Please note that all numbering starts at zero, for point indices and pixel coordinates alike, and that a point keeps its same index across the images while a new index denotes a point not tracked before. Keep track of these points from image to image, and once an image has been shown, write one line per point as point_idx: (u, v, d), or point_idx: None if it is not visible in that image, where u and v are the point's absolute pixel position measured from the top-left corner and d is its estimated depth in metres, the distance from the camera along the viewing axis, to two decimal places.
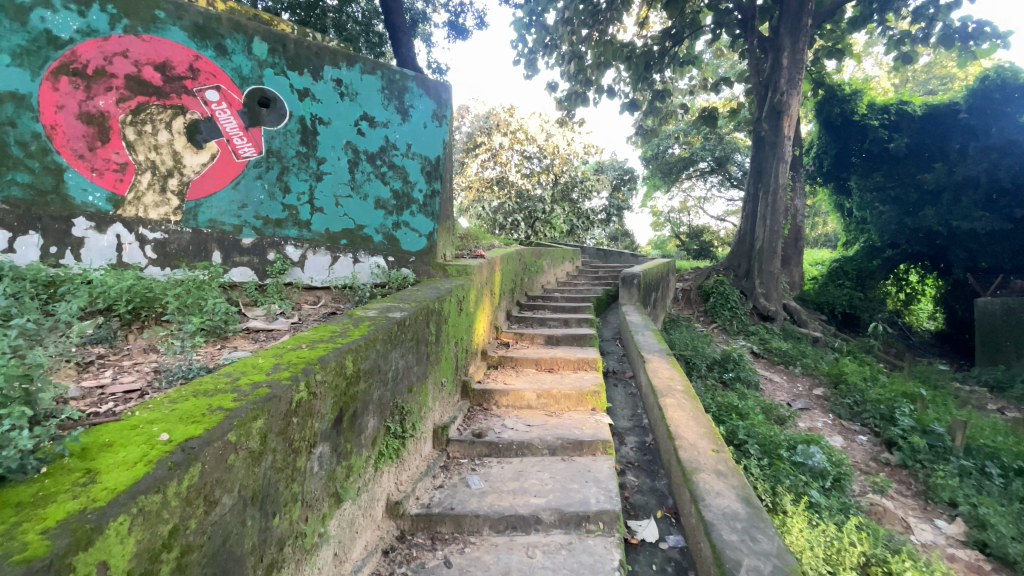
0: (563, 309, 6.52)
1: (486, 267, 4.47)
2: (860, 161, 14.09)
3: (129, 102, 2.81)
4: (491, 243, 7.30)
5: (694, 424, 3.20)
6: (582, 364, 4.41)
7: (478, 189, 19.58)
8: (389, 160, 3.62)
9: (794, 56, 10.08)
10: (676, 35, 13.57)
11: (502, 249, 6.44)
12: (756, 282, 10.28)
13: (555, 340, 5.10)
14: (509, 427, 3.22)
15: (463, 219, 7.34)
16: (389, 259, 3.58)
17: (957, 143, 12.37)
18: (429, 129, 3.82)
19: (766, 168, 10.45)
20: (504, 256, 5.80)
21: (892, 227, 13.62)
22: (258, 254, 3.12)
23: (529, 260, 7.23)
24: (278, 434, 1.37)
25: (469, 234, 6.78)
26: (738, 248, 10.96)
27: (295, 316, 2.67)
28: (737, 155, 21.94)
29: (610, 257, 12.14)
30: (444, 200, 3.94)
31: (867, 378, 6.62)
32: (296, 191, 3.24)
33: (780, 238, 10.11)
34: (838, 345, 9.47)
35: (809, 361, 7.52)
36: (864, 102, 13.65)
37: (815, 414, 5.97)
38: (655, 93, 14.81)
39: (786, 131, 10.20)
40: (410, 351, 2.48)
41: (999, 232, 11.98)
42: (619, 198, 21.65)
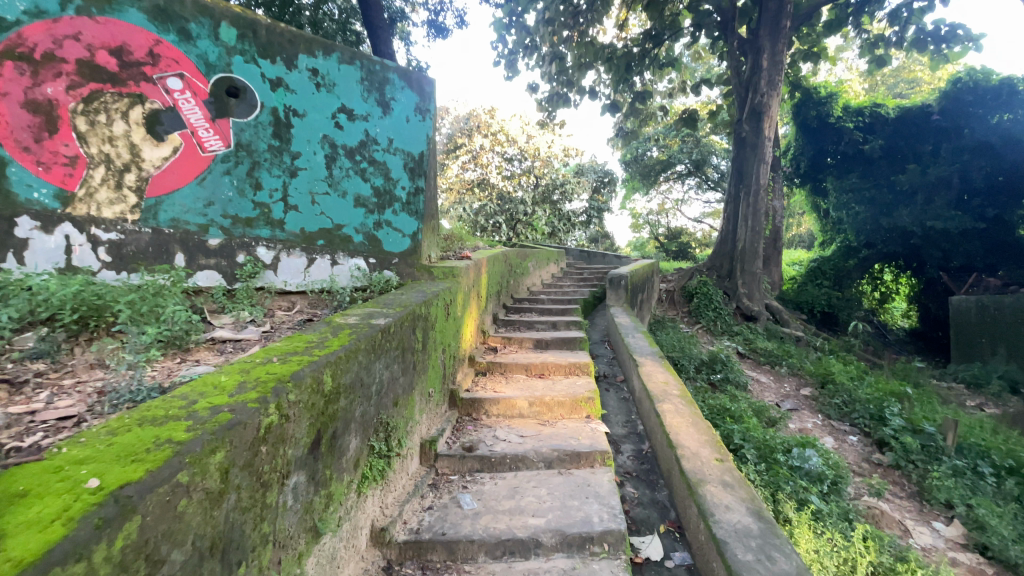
0: (550, 312, 6.35)
1: (473, 269, 4.27)
2: (835, 163, 14.31)
3: (81, 89, 2.54)
4: (474, 244, 7.10)
5: (694, 431, 3.05)
6: (574, 370, 4.23)
7: (459, 191, 19.34)
8: (369, 155, 3.40)
9: (773, 58, 10.11)
10: (656, 37, 13.58)
11: (488, 251, 6.24)
12: (738, 282, 10.28)
13: (544, 344, 4.93)
14: (501, 439, 3.03)
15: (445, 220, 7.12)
16: (370, 261, 3.35)
17: (929, 145, 12.64)
18: (412, 123, 3.61)
19: (747, 169, 10.47)
20: (490, 258, 5.60)
21: (868, 227, 13.87)
22: (226, 256, 2.86)
23: (514, 262, 7.06)
24: (243, 469, 1.15)
25: (452, 236, 6.56)
26: (720, 249, 10.95)
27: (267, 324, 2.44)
28: (714, 157, 22.22)
29: (594, 259, 12.03)
30: (428, 198, 3.73)
31: (853, 377, 6.62)
32: (268, 188, 3.00)
33: (762, 239, 10.12)
34: (819, 344, 9.52)
35: (795, 361, 7.50)
36: (839, 105, 13.88)
37: (805, 414, 5.92)
38: (636, 95, 14.83)
39: (767, 132, 10.25)
40: (395, 361, 2.27)
41: (971, 232, 12.27)
42: (599, 200, 21.66)
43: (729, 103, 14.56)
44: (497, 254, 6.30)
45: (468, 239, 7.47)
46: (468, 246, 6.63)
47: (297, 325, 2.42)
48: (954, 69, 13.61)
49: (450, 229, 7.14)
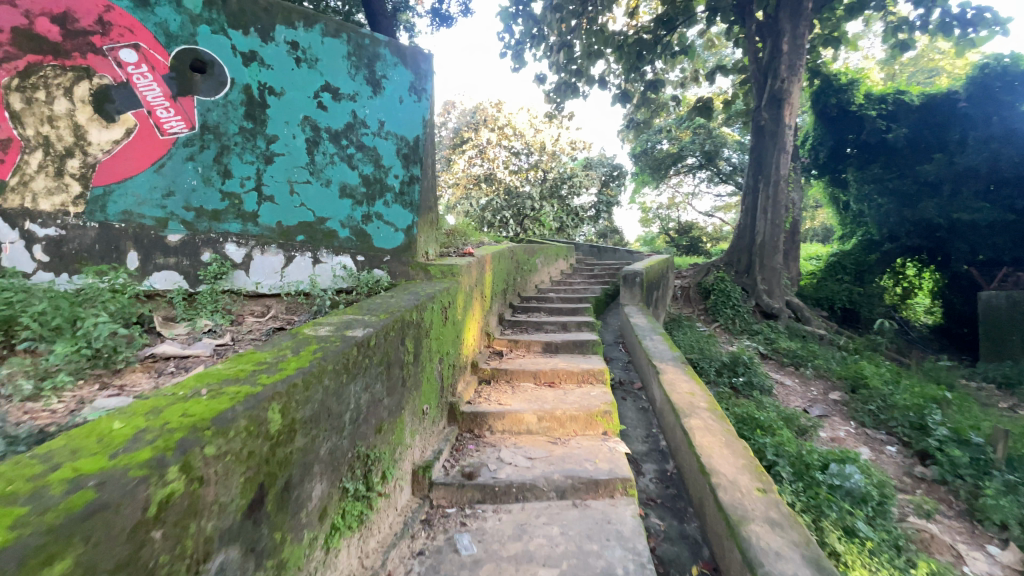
0: (559, 311, 5.95)
1: (475, 267, 3.89)
2: (856, 153, 13.74)
3: (16, 62, 2.19)
4: (478, 240, 6.71)
5: (729, 453, 2.64)
6: (588, 378, 3.81)
7: (465, 186, 18.98)
8: (357, 139, 3.01)
9: (795, 41, 9.63)
10: (669, 22, 13.01)
11: (492, 247, 5.86)
12: (758, 277, 9.78)
13: (554, 347, 4.53)
14: (507, 462, 2.64)
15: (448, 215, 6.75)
16: (358, 259, 2.95)
17: (956, 134, 12.04)
18: (406, 104, 3.22)
19: (766, 159, 9.95)
20: (495, 253, 5.21)
21: (891, 220, 13.28)
22: (189, 254, 2.48)
23: (521, 259, 6.69)
24: (112, 575, 0.78)
25: (455, 231, 6.18)
26: (737, 243, 10.43)
27: (227, 334, 2.06)
28: (726, 150, 21.62)
29: (605, 255, 11.59)
30: (424, 187, 3.34)
31: (888, 380, 6.14)
32: (239, 175, 2.62)
33: (782, 232, 9.63)
34: (843, 343, 9.02)
35: (822, 362, 7.02)
36: (860, 92, 13.29)
37: (835, 422, 5.47)
38: (647, 84, 14.30)
39: (787, 120, 9.72)
40: (377, 380, 1.88)
41: (1000, 224, 11.67)
42: (608, 193, 21.13)
43: (746, 91, 13.97)
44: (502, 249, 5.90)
45: (472, 233, 7.07)
46: (471, 240, 6.24)
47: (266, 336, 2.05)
48: (979, 55, 12.97)
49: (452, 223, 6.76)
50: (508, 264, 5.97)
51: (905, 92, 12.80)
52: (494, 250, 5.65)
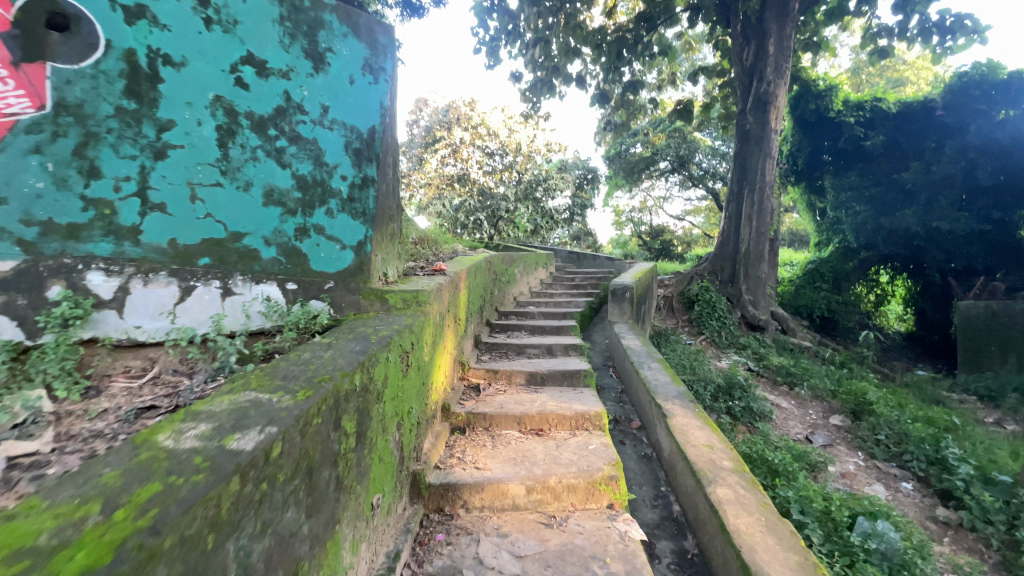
0: (542, 330, 5.29)
1: (446, 288, 3.18)
2: (833, 160, 13.60)
3: None
4: (450, 247, 6.01)
5: (776, 545, 2.06)
6: (581, 424, 3.14)
7: (438, 186, 18.28)
8: (290, 129, 2.29)
9: (780, 43, 9.21)
10: (650, 20, 12.52)
11: (467, 258, 5.16)
12: (743, 287, 9.23)
13: (540, 379, 3.87)
14: (488, 567, 1.97)
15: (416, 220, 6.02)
16: (289, 287, 2.20)
17: (932, 142, 12.01)
18: (357, 86, 2.55)
19: (751, 164, 9.45)
20: (470, 265, 4.51)
21: (868, 228, 12.88)
22: (28, 289, 1.68)
23: (498, 270, 6.00)
24: None
25: (423, 238, 5.46)
26: (721, 251, 9.84)
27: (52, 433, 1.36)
28: (697, 155, 21.17)
29: (585, 261, 10.99)
30: (381, 192, 2.65)
31: (893, 403, 5.71)
32: (113, 174, 1.86)
33: (767, 241, 9.15)
34: (830, 356, 8.65)
35: (816, 381, 6.55)
36: (839, 99, 13.09)
37: (841, 452, 5.01)
38: (626, 84, 13.79)
39: (773, 124, 9.27)
40: (287, 506, 1.18)
41: (974, 234, 11.68)
42: (583, 196, 20.68)
43: (727, 94, 13.66)
44: (477, 259, 5.20)
45: (442, 240, 6.35)
46: (441, 249, 5.51)
47: (119, 437, 1.33)
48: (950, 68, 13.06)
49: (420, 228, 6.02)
50: (484, 277, 5.28)
51: (882, 99, 12.71)
52: (468, 261, 4.93)
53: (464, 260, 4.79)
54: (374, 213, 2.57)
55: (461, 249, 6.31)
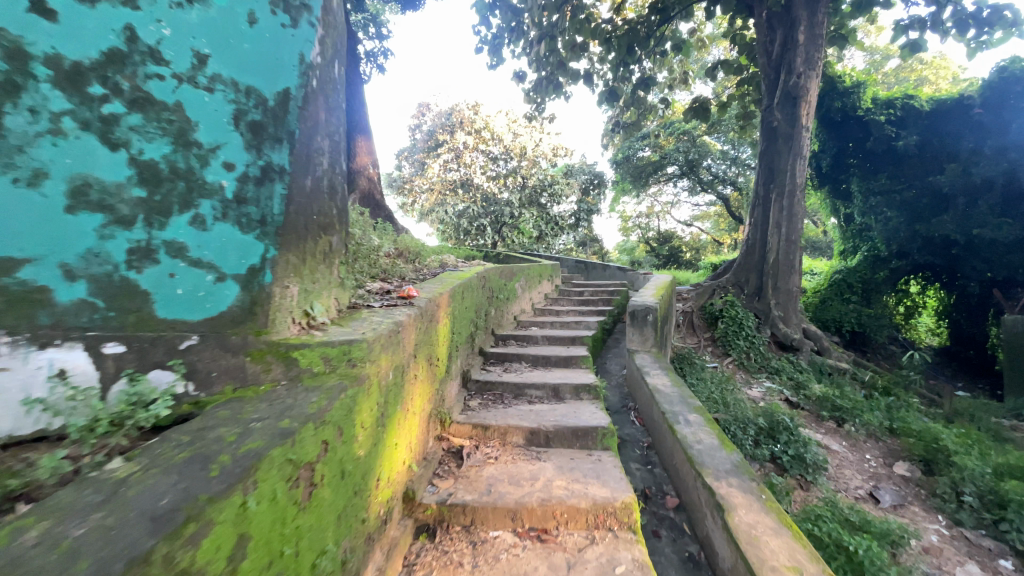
0: (547, 360, 4.31)
1: (412, 324, 2.25)
2: (858, 162, 12.58)
3: None
4: (435, 259, 5.07)
5: None
6: (601, 521, 2.20)
7: (440, 192, 17.62)
8: (131, 88, 1.35)
9: (812, 31, 8.19)
10: (664, 11, 11.60)
11: (453, 274, 4.20)
12: (771, 302, 8.17)
13: (544, 439, 2.91)
14: None
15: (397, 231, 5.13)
16: (113, 348, 1.30)
17: (969, 142, 10.92)
18: (260, 30, 1.63)
19: (779, 165, 8.41)
20: (456, 283, 3.56)
21: (901, 236, 11.77)
22: None
23: (494, 286, 5.03)
24: None
25: (401, 251, 4.53)
26: (745, 262, 8.83)
27: None
28: (707, 161, 20.38)
29: (594, 272, 10.00)
30: (296, 192, 1.76)
31: (971, 449, 4.71)
32: None
33: (798, 250, 8.12)
34: (870, 380, 7.62)
35: (870, 417, 5.55)
36: (867, 96, 12.07)
37: (917, 515, 4.03)
38: (637, 81, 12.77)
39: (804, 121, 8.21)
40: None
41: (1022, 242, 10.49)
42: (589, 202, 19.69)
43: (744, 92, 12.70)
44: (468, 275, 4.24)
45: (427, 249, 5.40)
46: (422, 263, 4.56)
47: None
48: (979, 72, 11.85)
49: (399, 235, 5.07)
50: (477, 297, 4.32)
51: (914, 95, 11.72)
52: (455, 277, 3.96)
53: (449, 278, 3.83)
54: (281, 219, 1.68)
55: (451, 262, 5.37)
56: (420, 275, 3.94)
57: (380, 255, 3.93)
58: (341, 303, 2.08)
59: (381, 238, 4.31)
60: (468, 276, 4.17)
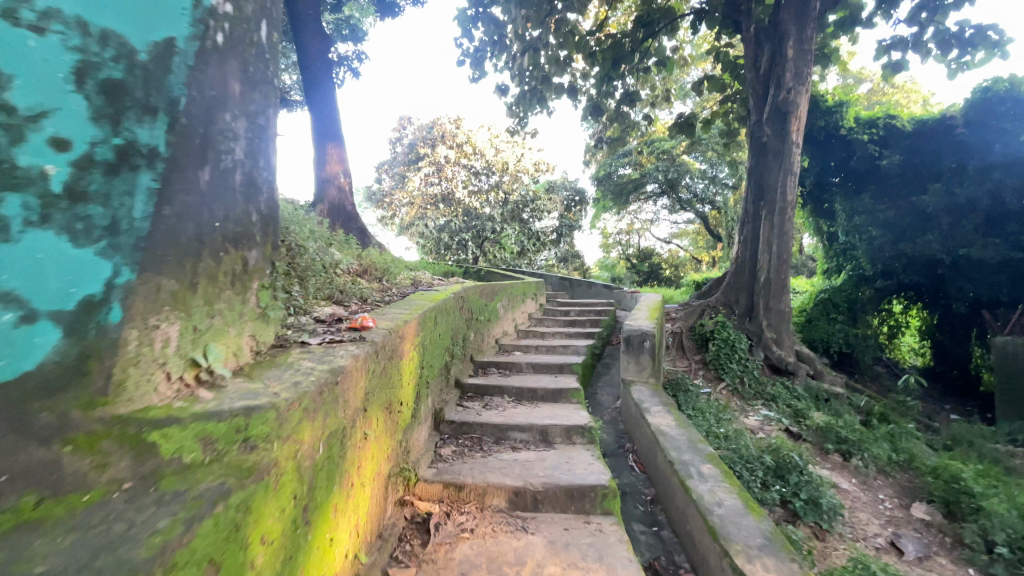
0: (533, 394, 3.78)
1: (359, 370, 1.74)
2: (841, 181, 12.50)
3: None
4: (408, 277, 4.53)
5: None
6: None
7: (421, 206, 17.22)
8: None
9: (802, 45, 7.87)
10: (649, 25, 11.36)
11: (423, 293, 3.66)
12: (763, 324, 7.78)
13: (533, 502, 2.38)
14: None
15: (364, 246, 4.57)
16: None
17: (952, 163, 10.89)
18: None
19: (768, 182, 8.09)
20: (425, 304, 3.03)
21: (887, 255, 11.60)
22: None
23: (472, 306, 4.48)
24: None
25: (366, 269, 3.97)
26: (735, 280, 8.46)
27: None
28: (687, 179, 20.35)
29: (579, 290, 9.54)
30: (173, 185, 1.37)
31: (993, 489, 4.33)
32: None
33: (789, 269, 7.81)
34: (866, 405, 7.26)
35: (879, 451, 5.15)
36: (850, 114, 12.03)
37: (946, 570, 3.61)
38: (622, 95, 12.48)
39: (794, 136, 7.91)
40: None
41: (1006, 262, 10.43)
42: (571, 218, 19.37)
43: (729, 110, 12.54)
44: (443, 295, 3.70)
45: (398, 265, 4.84)
46: (390, 282, 4.00)
47: None
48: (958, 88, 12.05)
49: (366, 250, 4.51)
50: (453, 320, 3.78)
51: (896, 116, 11.71)
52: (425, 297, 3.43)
53: (418, 298, 3.29)
54: (143, 226, 1.26)
55: (425, 280, 4.82)
56: (386, 297, 3.39)
57: (337, 273, 3.36)
58: (252, 342, 1.64)
59: (341, 253, 3.76)
60: (443, 296, 3.64)
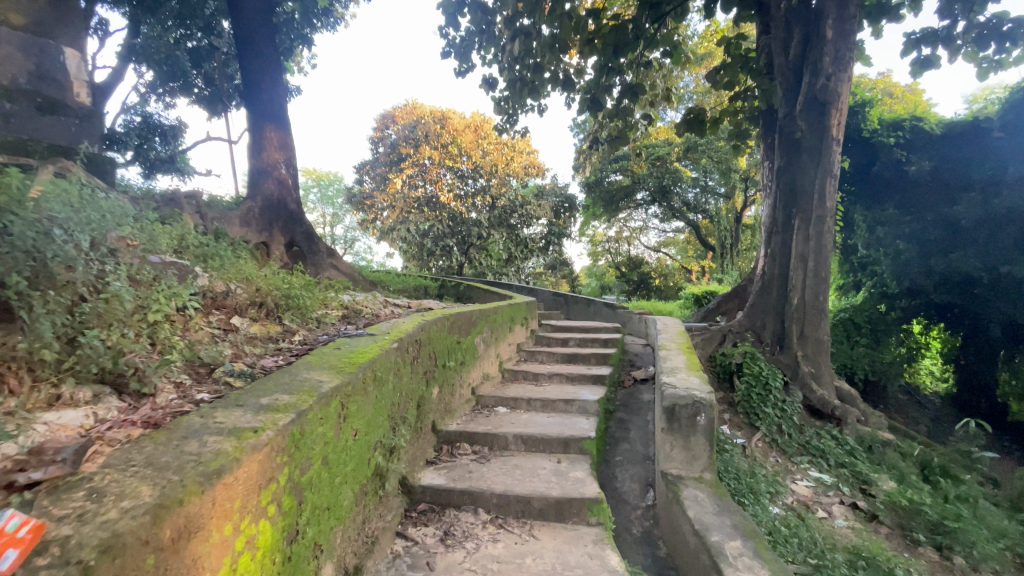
0: (524, 509, 2.41)
1: None
2: (858, 189, 11.30)
3: None
4: (321, 318, 3.09)
5: None
6: None
7: (403, 209, 15.93)
8: None
9: (843, 24, 6.61)
10: (656, 7, 9.81)
11: (326, 347, 2.27)
12: (799, 354, 6.46)
13: None
14: None
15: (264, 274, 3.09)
16: None
17: (987, 170, 9.73)
18: None
19: (801, 185, 6.80)
20: (302, 404, 1.69)
21: (914, 271, 10.44)
22: None
23: (436, 350, 3.04)
24: None
25: (248, 325, 2.68)
26: (759, 299, 7.11)
27: None
28: (681, 188, 19.32)
29: (575, 308, 8.15)
30: None
31: None
32: None
33: (826, 288, 6.58)
34: (921, 456, 6.14)
35: (980, 541, 4.03)
36: (872, 115, 10.86)
37: None
38: (622, 90, 10.90)
39: (833, 132, 6.67)
40: None
41: None
42: (561, 225, 17.83)
43: (740, 108, 11.13)
44: (369, 347, 2.29)
45: (315, 293, 3.40)
46: (275, 342, 2.60)
47: None
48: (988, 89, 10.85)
49: (263, 275, 3.11)
50: (395, 393, 2.38)
51: (924, 116, 10.52)
52: (321, 363, 2.04)
53: (306, 373, 1.93)
54: None
55: (354, 317, 3.37)
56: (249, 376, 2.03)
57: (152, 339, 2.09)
58: None
59: (178, 300, 2.32)
60: (369, 351, 2.24)
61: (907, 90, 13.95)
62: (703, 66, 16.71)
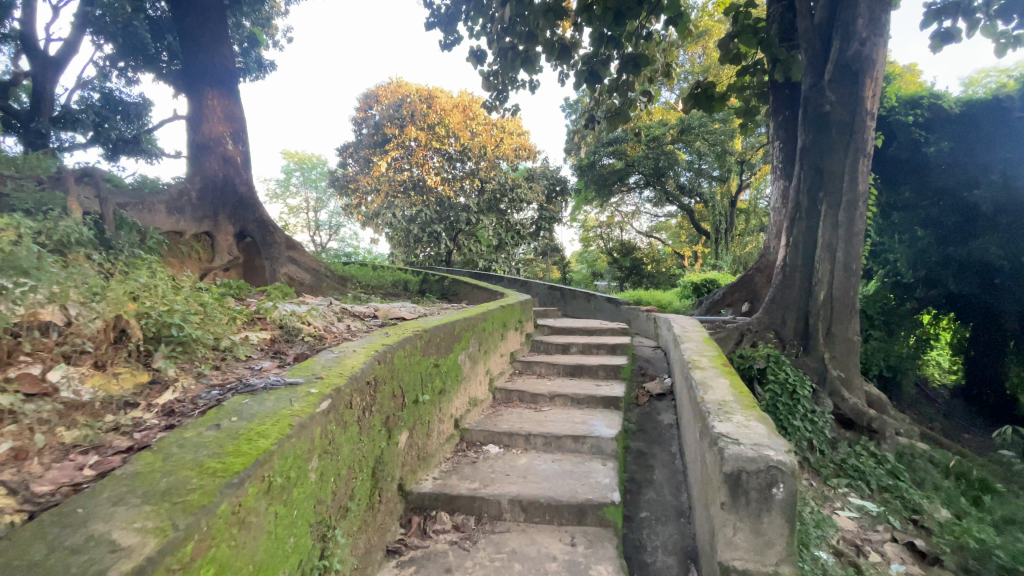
0: None
1: None
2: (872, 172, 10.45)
3: None
4: (213, 360, 2.27)
5: None
6: None
7: (388, 193, 15.05)
8: None
9: None
10: None
11: (181, 432, 1.39)
12: (826, 357, 5.75)
13: None
14: None
15: (129, 300, 2.26)
16: None
17: (1012, 152, 8.82)
18: None
19: (829, 166, 5.99)
20: None
21: (930, 260, 9.71)
22: None
23: (398, 390, 2.18)
24: None
25: (86, 388, 1.81)
26: (778, 294, 6.31)
27: None
28: (677, 171, 18.47)
29: (573, 304, 7.37)
30: None
31: None
32: None
33: (856, 282, 5.88)
34: (961, 468, 5.42)
35: None
36: (888, 92, 9.97)
37: None
38: (622, 62, 9.93)
39: (867, 105, 5.87)
40: None
41: None
42: (553, 209, 16.99)
43: (747, 83, 10.22)
44: (261, 429, 1.40)
45: (213, 315, 2.55)
46: (109, 416, 1.74)
47: None
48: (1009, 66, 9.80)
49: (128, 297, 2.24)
50: (311, 492, 1.51)
51: (942, 94, 9.53)
52: (147, 486, 1.15)
53: (88, 529, 1.00)
54: None
55: (274, 346, 2.55)
56: (0, 518, 1.16)
57: None
58: None
59: None
60: (256, 441, 1.34)
61: (911, 68, 12.96)
62: (701, 41, 15.71)
